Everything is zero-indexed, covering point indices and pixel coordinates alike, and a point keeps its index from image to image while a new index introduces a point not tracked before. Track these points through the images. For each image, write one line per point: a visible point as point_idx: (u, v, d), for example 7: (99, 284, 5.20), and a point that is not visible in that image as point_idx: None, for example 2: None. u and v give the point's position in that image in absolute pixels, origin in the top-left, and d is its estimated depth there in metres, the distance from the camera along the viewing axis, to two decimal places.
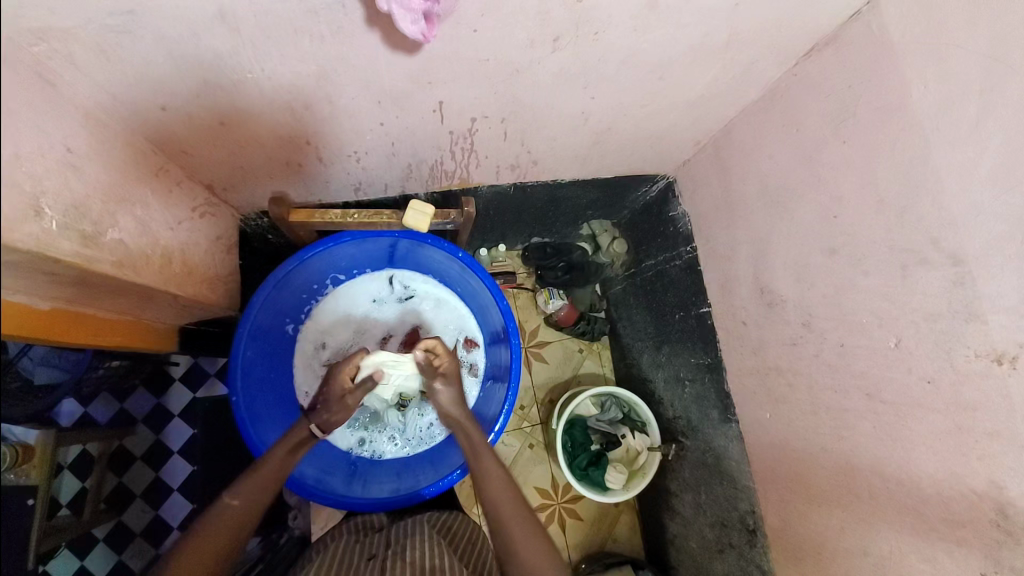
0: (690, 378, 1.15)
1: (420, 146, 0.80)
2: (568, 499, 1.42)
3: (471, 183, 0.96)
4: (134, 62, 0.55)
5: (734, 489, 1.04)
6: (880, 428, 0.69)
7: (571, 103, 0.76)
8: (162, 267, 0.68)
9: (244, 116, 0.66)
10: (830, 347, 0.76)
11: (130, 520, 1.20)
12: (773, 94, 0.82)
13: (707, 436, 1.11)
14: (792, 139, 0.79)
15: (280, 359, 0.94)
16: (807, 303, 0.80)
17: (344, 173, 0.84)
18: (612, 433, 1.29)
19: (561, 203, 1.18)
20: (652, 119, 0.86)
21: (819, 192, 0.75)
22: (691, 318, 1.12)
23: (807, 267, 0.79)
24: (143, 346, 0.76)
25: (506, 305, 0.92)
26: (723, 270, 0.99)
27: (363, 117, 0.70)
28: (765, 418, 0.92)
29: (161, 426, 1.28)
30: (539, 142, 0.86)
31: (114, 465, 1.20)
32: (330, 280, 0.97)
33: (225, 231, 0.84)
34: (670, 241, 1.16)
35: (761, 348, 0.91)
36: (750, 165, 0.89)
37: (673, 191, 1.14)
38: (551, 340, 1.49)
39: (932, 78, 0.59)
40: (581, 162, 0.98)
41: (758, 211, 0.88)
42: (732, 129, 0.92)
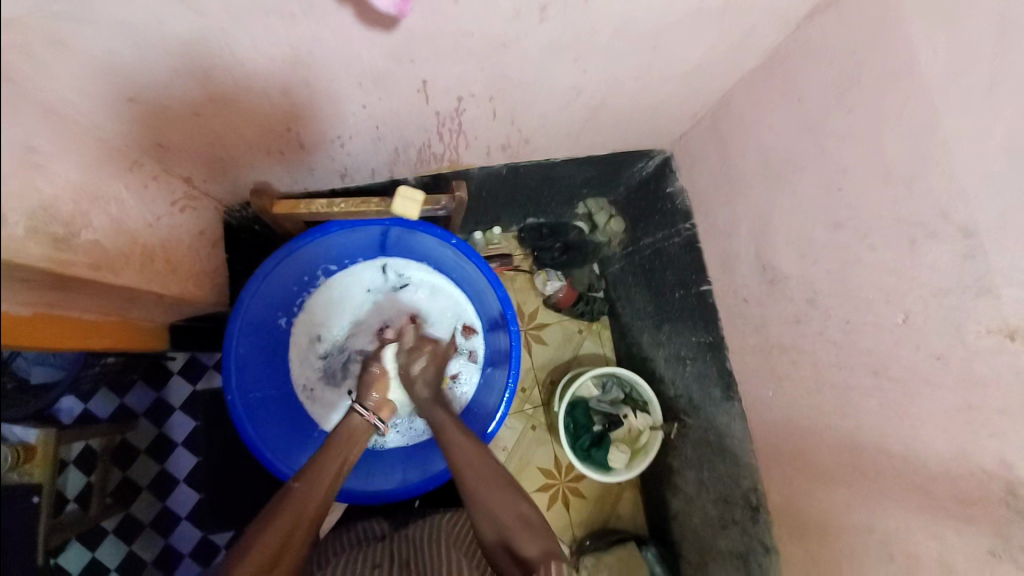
0: (690, 357, 1.14)
1: (406, 129, 0.77)
2: (572, 478, 1.43)
3: (461, 165, 0.93)
4: (93, 53, 0.52)
5: (737, 466, 1.04)
6: (887, 406, 0.69)
7: (562, 77, 0.72)
8: (143, 266, 0.66)
9: (216, 104, 0.63)
10: (835, 324, 0.75)
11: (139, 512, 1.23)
12: (772, 62, 0.78)
13: (709, 415, 1.11)
14: (794, 108, 0.76)
15: (275, 353, 0.93)
16: (811, 280, 0.78)
17: (328, 159, 0.80)
18: (613, 413, 1.29)
19: (556, 183, 1.15)
20: (648, 93, 0.83)
21: (823, 165, 0.72)
22: (691, 297, 1.10)
23: (810, 243, 0.76)
24: (132, 347, 0.75)
25: (505, 294, 0.91)
26: (724, 246, 0.97)
27: (343, 100, 0.67)
28: (768, 396, 0.92)
29: (164, 419, 1.27)
30: (530, 119, 0.82)
31: (119, 458, 1.23)
32: (321, 270, 0.94)
33: (208, 225, 0.82)
34: (668, 217, 1.14)
35: (763, 326, 0.90)
36: (750, 137, 0.85)
37: (670, 166, 1.11)
38: (549, 322, 1.46)
39: (943, 37, 0.55)
40: (574, 140, 0.95)
41: (759, 186, 0.85)
42: (731, 99, 0.88)
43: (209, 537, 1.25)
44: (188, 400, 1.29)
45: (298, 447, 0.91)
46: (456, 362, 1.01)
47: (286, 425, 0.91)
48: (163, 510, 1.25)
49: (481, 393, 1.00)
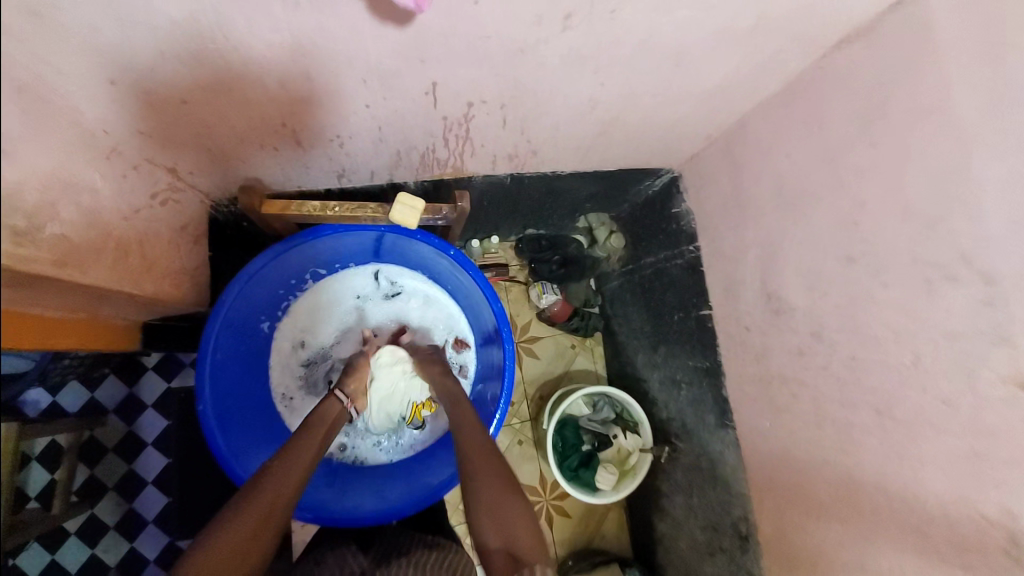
0: (687, 381, 1.11)
1: (410, 132, 0.73)
2: (557, 496, 1.39)
3: (465, 172, 0.89)
4: (74, 28, 0.47)
5: (728, 495, 1.01)
6: (888, 445, 0.67)
7: (579, 88, 0.69)
8: (114, 262, 0.60)
9: (205, 90, 0.58)
10: (840, 360, 0.73)
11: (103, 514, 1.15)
12: (795, 88, 0.77)
13: (702, 441, 1.08)
14: (814, 137, 0.74)
15: (254, 359, 0.88)
16: (817, 313, 0.76)
17: (325, 158, 0.76)
18: (603, 433, 1.25)
19: (560, 196, 1.12)
20: (665, 109, 0.80)
21: (839, 198, 0.70)
22: (690, 320, 1.08)
23: (820, 275, 0.75)
24: (98, 348, 0.69)
25: (501, 309, 0.87)
26: (728, 272, 0.95)
27: (347, 97, 0.63)
28: (765, 426, 0.89)
29: (134, 417, 1.20)
30: (541, 130, 0.79)
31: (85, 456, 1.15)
32: (309, 274, 0.90)
33: (190, 219, 0.76)
34: (672, 238, 1.11)
35: (764, 355, 0.87)
36: (765, 163, 0.83)
37: (678, 186, 1.09)
38: (542, 335, 1.43)
39: (976, 77, 0.54)
40: (583, 154, 0.92)
41: (771, 214, 0.83)
42: (748, 123, 0.86)
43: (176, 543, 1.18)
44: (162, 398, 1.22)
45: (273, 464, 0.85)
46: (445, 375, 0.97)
47: (260, 441, 0.85)
48: (130, 514, 1.17)
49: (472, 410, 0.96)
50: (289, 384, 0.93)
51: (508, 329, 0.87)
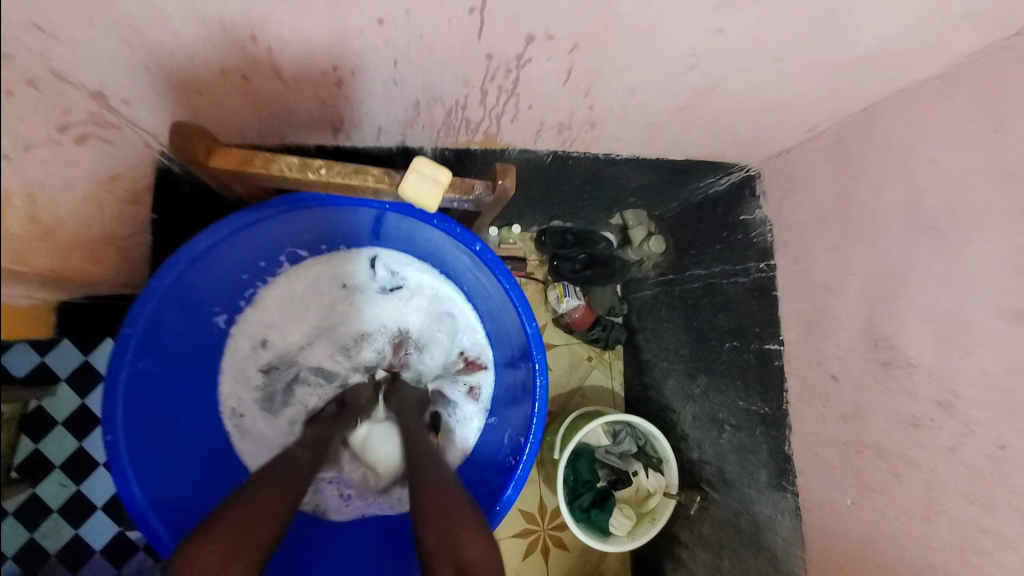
0: (733, 425, 0.92)
1: (436, 77, 0.53)
2: (555, 526, 1.24)
3: (498, 143, 0.69)
4: None
5: (772, 569, 0.84)
6: None
7: (682, 34, 0.49)
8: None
9: None
10: (981, 447, 0.55)
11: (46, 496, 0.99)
12: (962, 70, 0.57)
13: (744, 497, 0.90)
14: (984, 138, 0.54)
15: (195, 365, 0.72)
16: (953, 376, 0.57)
17: (314, 103, 0.56)
18: (622, 469, 1.09)
19: (604, 185, 0.92)
20: (777, 83, 0.60)
21: (1020, 227, 0.51)
22: (748, 353, 0.89)
23: (966, 329, 0.56)
24: (2, 336, 0.50)
25: (536, 330, 0.69)
26: (813, 303, 0.76)
27: (352, 6, 0.42)
28: (841, 501, 0.72)
29: (86, 389, 1.02)
30: (611, 95, 0.59)
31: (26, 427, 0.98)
32: (285, 254, 0.72)
33: (127, 167, 0.56)
34: (734, 251, 0.92)
35: (859, 416, 0.69)
36: (893, 169, 0.63)
37: (753, 189, 0.89)
38: (557, 344, 1.24)
39: None
40: (651, 135, 0.72)
41: (895, 237, 0.63)
42: (875, 115, 0.66)
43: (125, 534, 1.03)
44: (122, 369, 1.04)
45: (201, 500, 0.70)
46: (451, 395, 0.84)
47: (188, 471, 0.69)
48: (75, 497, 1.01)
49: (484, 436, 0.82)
50: (242, 397, 0.78)
51: (538, 336, 0.69)
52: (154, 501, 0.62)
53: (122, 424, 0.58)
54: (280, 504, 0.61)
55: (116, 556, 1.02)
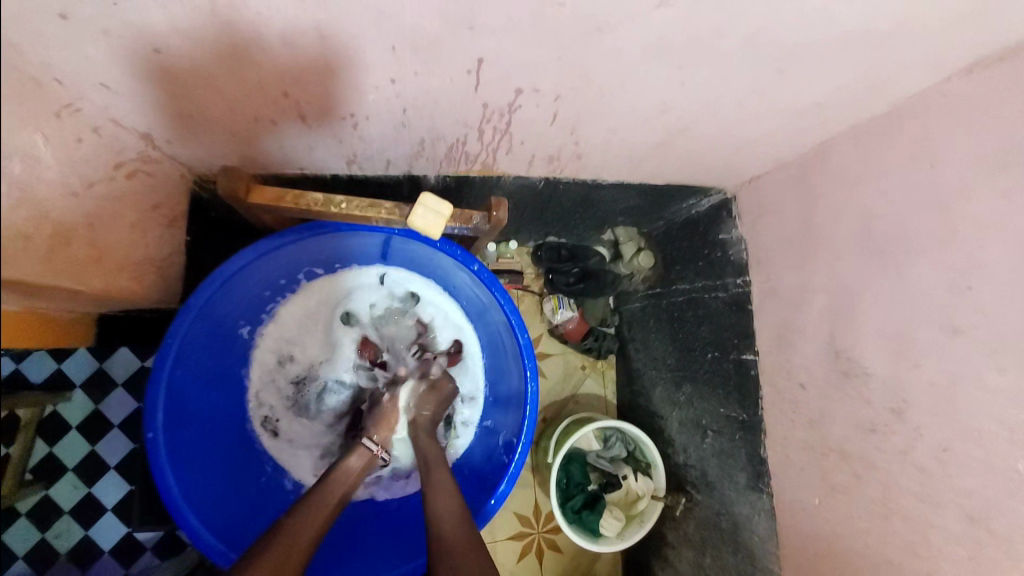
0: (714, 430, 0.99)
1: (441, 120, 0.61)
2: (549, 529, 1.29)
3: (494, 171, 0.76)
4: None
5: (750, 565, 0.90)
6: (980, 561, 0.55)
7: (652, 87, 0.56)
8: (52, 252, 0.45)
9: (186, 40, 0.46)
10: (928, 448, 0.61)
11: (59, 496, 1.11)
12: (902, 114, 0.64)
13: (725, 498, 0.97)
14: (921, 174, 0.61)
15: (226, 373, 0.76)
16: (902, 385, 0.64)
17: (335, 141, 0.63)
18: (612, 473, 1.15)
19: (593, 205, 0.99)
20: (742, 124, 0.68)
21: (952, 253, 0.58)
22: (728, 362, 0.96)
23: (912, 343, 0.62)
24: (36, 345, 0.56)
25: (528, 343, 0.76)
26: (783, 317, 0.83)
27: (369, 67, 0.50)
28: (809, 502, 0.78)
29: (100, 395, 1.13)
30: (594, 133, 0.67)
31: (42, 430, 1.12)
32: (303, 273, 0.77)
33: (167, 197, 0.63)
34: (715, 268, 0.99)
35: (822, 421, 0.75)
36: (848, 198, 0.71)
37: (729, 211, 0.96)
38: (551, 353, 1.31)
39: None
40: (633, 165, 0.79)
41: (850, 259, 0.70)
42: (831, 149, 0.74)
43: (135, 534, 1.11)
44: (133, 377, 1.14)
45: (231, 505, 0.73)
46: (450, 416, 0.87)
47: (219, 474, 0.74)
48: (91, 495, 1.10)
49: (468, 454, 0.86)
50: (274, 405, 0.83)
51: (529, 345, 0.76)
52: (187, 495, 0.67)
53: (161, 424, 0.65)
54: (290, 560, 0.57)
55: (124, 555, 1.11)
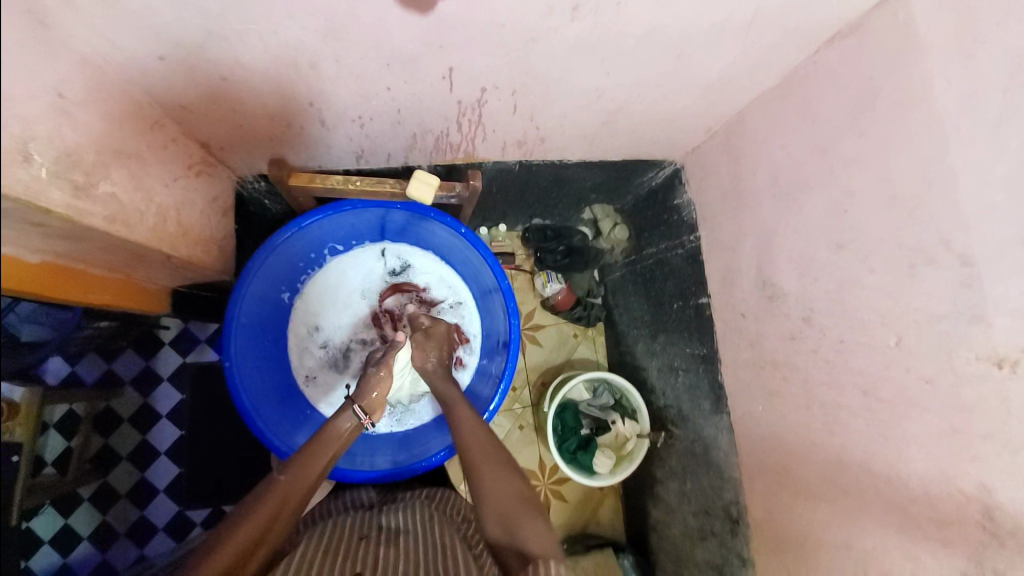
0: (684, 368, 1.15)
1: (427, 115, 0.78)
2: (555, 481, 1.41)
3: (476, 157, 0.94)
4: (131, 6, 0.52)
5: (720, 479, 1.04)
6: (873, 425, 0.69)
7: (584, 77, 0.73)
8: (155, 225, 0.66)
9: (243, 71, 0.63)
10: (829, 343, 0.75)
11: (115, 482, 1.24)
12: (790, 82, 0.80)
13: (697, 426, 1.11)
14: (804, 128, 0.78)
15: (277, 328, 0.94)
16: (808, 299, 0.79)
17: (345, 139, 0.81)
18: (602, 419, 1.29)
19: (565, 184, 1.16)
20: (666, 101, 0.85)
21: (830, 186, 0.73)
22: (689, 308, 1.12)
23: (812, 261, 0.77)
24: (136, 306, 0.76)
25: (508, 287, 0.92)
26: (725, 260, 0.99)
27: (370, 79, 0.68)
28: (757, 411, 0.92)
29: (149, 390, 1.29)
30: (549, 118, 0.84)
31: (100, 426, 1.24)
32: (328, 250, 0.95)
33: (219, 192, 0.83)
34: (673, 229, 1.15)
35: (758, 341, 0.91)
36: (761, 155, 0.87)
37: (679, 178, 1.12)
38: (546, 323, 1.45)
39: (957, 74, 0.57)
40: (588, 142, 0.96)
41: (767, 204, 0.86)
42: (746, 117, 0.90)
43: (185, 513, 1.27)
44: (176, 372, 1.31)
45: (292, 429, 0.91)
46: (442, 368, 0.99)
47: (277, 403, 0.91)
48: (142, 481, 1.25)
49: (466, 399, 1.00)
50: (310, 364, 0.97)
51: (508, 288, 0.92)
52: (257, 410, 0.85)
53: (234, 355, 0.83)
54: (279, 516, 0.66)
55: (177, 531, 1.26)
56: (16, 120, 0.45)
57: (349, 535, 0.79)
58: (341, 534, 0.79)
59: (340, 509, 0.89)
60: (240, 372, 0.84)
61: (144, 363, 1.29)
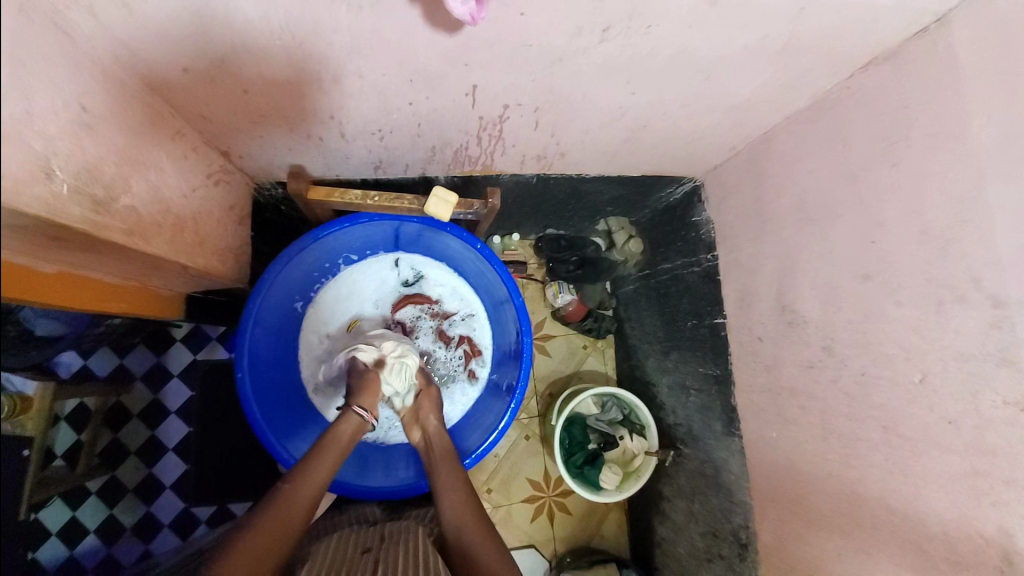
0: (696, 388, 1.13)
1: (448, 129, 0.77)
2: (560, 493, 1.40)
3: (494, 170, 0.93)
4: (157, 19, 0.52)
5: (730, 502, 1.03)
6: (892, 461, 0.67)
7: (609, 96, 0.72)
8: (173, 236, 0.66)
9: (266, 84, 0.63)
10: (850, 374, 0.73)
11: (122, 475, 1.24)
12: (820, 105, 0.79)
13: (707, 447, 1.10)
14: (834, 153, 0.76)
15: (287, 337, 0.94)
16: (830, 327, 0.77)
17: (364, 150, 0.80)
18: (610, 433, 1.28)
19: (582, 197, 1.14)
20: (692, 119, 0.84)
21: (858, 215, 0.72)
22: (703, 327, 1.10)
23: (835, 290, 0.76)
24: (152, 313, 0.75)
25: (522, 302, 0.90)
26: (744, 282, 0.97)
27: (392, 95, 0.67)
28: (771, 436, 0.91)
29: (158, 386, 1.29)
30: (570, 134, 0.83)
31: (111, 420, 1.24)
32: (342, 259, 0.95)
33: (237, 199, 0.83)
34: (691, 246, 1.14)
35: (775, 366, 0.89)
36: (786, 178, 0.85)
37: (699, 196, 1.11)
38: (556, 334, 1.44)
39: (997, 109, 0.55)
40: (609, 158, 0.95)
41: (790, 227, 0.85)
42: (772, 138, 0.89)
43: (190, 510, 1.25)
44: (186, 369, 1.30)
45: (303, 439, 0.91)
46: (455, 380, 1.00)
47: (288, 413, 0.91)
48: (148, 476, 1.25)
49: (475, 414, 0.99)
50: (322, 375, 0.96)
51: (522, 304, 0.91)
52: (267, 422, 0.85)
53: (247, 367, 0.83)
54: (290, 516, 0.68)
55: (182, 527, 1.24)
56: (35, 136, 0.44)
57: (352, 556, 0.77)
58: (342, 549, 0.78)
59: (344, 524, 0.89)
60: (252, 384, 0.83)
61: (155, 360, 1.28)
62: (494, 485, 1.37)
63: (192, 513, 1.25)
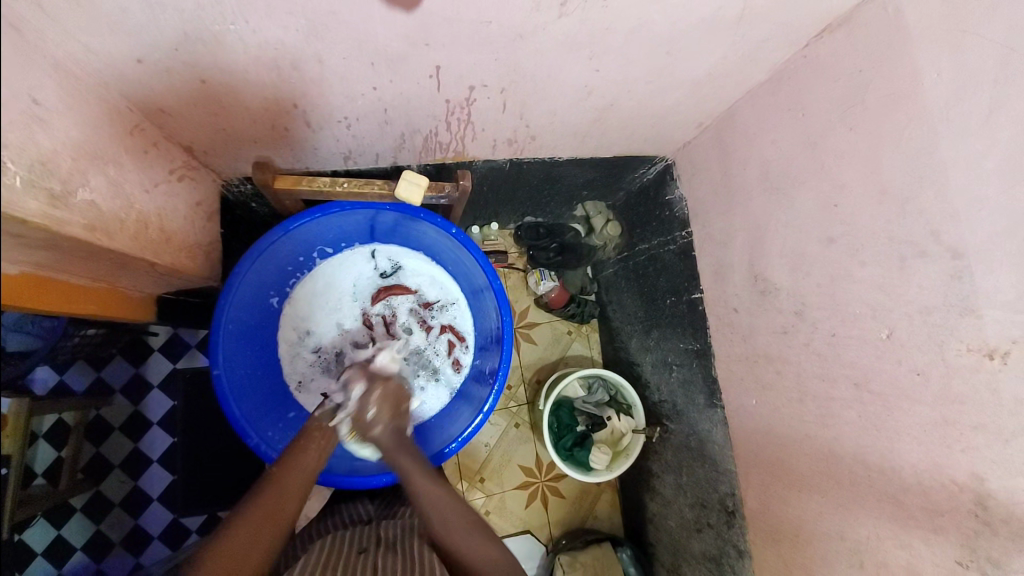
0: (677, 363, 1.15)
1: (415, 114, 0.77)
2: (551, 478, 1.41)
3: (466, 157, 0.93)
4: (107, 8, 0.51)
5: (716, 471, 1.05)
6: (865, 417, 0.69)
7: (573, 74, 0.73)
8: (137, 233, 0.65)
9: (226, 73, 0.62)
10: (821, 336, 0.75)
11: (108, 490, 1.21)
12: (779, 77, 0.80)
13: (691, 420, 1.12)
14: (794, 121, 0.78)
15: (263, 331, 0.92)
16: (800, 292, 0.79)
17: (332, 140, 0.80)
18: (597, 415, 1.29)
19: (556, 182, 1.15)
20: (658, 96, 0.85)
21: (820, 180, 0.73)
22: (682, 304, 1.12)
23: (803, 255, 0.78)
24: (121, 314, 0.73)
25: (501, 286, 0.90)
26: (718, 256, 0.99)
27: (354, 80, 0.67)
28: (751, 403, 0.93)
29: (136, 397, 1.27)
30: (539, 115, 0.83)
31: (91, 435, 1.21)
32: (316, 252, 0.94)
33: (204, 197, 0.82)
34: (665, 225, 1.15)
35: (751, 336, 0.91)
36: (751, 150, 0.87)
37: (671, 174, 1.12)
38: (539, 321, 1.45)
39: (946, 67, 0.57)
40: (580, 139, 0.96)
41: (758, 198, 0.86)
42: (737, 112, 0.90)
43: (180, 521, 1.23)
44: (166, 379, 1.27)
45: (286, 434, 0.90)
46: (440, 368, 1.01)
47: (267, 408, 0.90)
48: (133, 489, 1.23)
49: (459, 401, 0.99)
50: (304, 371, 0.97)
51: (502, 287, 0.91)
52: (246, 418, 0.83)
53: (222, 362, 0.81)
54: (284, 498, 0.70)
55: (172, 538, 1.22)
56: None
57: (347, 554, 0.78)
58: (335, 546, 0.80)
59: (335, 524, 0.90)
60: (228, 380, 0.82)
61: (133, 371, 1.26)
62: (487, 475, 1.38)
63: (181, 522, 1.23)
